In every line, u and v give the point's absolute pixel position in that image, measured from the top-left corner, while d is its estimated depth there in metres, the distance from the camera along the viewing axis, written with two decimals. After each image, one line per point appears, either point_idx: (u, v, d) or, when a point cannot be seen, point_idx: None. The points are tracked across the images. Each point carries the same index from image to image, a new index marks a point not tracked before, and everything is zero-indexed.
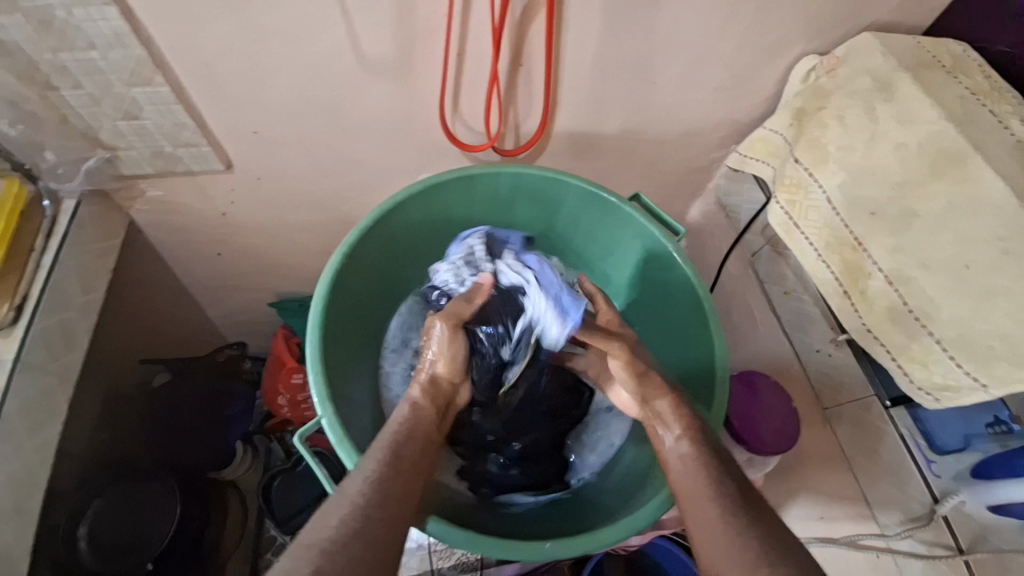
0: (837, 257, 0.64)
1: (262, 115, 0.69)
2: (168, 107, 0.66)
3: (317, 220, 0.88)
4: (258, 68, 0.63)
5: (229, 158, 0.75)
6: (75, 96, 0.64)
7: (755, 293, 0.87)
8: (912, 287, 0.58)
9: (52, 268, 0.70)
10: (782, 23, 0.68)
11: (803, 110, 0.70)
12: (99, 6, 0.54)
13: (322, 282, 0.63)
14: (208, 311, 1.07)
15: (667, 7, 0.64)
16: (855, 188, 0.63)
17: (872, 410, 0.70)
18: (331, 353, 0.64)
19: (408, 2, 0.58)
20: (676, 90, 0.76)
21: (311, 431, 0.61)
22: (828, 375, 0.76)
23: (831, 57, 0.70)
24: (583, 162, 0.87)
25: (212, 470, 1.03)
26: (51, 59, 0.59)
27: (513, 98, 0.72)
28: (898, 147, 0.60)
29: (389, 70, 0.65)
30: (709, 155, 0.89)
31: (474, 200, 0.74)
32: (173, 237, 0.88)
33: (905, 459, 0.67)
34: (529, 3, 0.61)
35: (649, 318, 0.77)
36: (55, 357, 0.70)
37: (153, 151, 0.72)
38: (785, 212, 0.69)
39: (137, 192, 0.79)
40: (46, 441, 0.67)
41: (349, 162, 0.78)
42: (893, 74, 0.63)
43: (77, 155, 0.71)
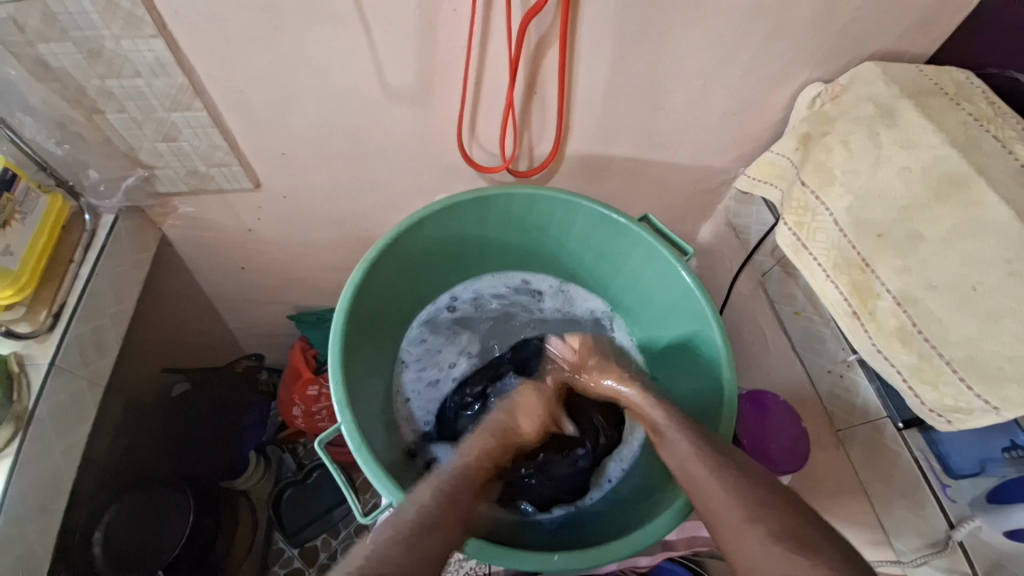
0: (846, 277, 0.64)
1: (289, 137, 0.73)
2: (204, 129, 0.70)
3: (337, 237, 0.92)
4: (287, 94, 0.67)
5: (258, 176, 0.79)
6: (119, 118, 0.68)
7: (765, 313, 0.88)
8: (920, 308, 0.58)
9: (88, 279, 0.74)
10: (787, 52, 0.70)
11: (809, 135, 0.71)
12: (146, 39, 0.59)
13: (343, 298, 0.65)
14: (229, 322, 1.11)
15: (674, 38, 0.67)
16: (861, 210, 0.64)
17: (883, 431, 0.70)
18: (351, 365, 0.66)
19: (429, 33, 0.62)
20: (684, 115, 0.78)
21: (332, 436, 0.62)
22: (839, 396, 0.76)
23: (835, 84, 0.72)
24: (595, 184, 0.89)
25: (224, 479, 1.05)
26: (99, 85, 0.64)
27: (527, 122, 0.76)
28: (902, 171, 0.61)
29: (410, 97, 0.69)
30: (719, 177, 0.91)
31: (490, 218, 0.76)
32: (200, 250, 0.92)
33: (918, 482, 0.66)
34: (543, 35, 0.64)
35: (639, 292, 0.79)
36: (87, 363, 0.73)
37: (187, 170, 0.76)
38: (794, 233, 0.70)
39: (170, 208, 0.83)
40: (74, 444, 0.69)
41: (370, 182, 0.82)
42: (895, 100, 0.65)
43: (117, 173, 0.75)
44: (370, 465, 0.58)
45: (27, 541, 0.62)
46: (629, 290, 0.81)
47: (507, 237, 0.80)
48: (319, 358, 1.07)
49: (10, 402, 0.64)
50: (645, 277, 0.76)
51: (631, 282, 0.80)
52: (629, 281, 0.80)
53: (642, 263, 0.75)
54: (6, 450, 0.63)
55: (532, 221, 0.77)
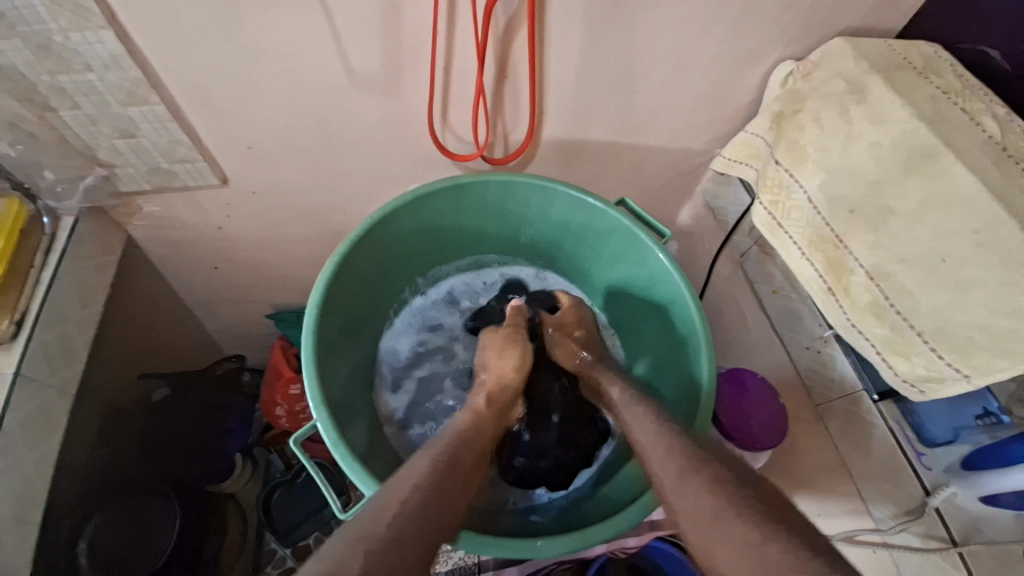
0: (820, 254, 0.65)
1: (255, 130, 0.71)
2: (164, 125, 0.68)
3: (312, 232, 0.90)
4: (250, 85, 0.65)
5: (225, 172, 0.77)
6: (73, 116, 0.65)
7: (745, 293, 0.88)
8: (892, 282, 0.59)
9: (51, 284, 0.71)
10: (757, 30, 0.70)
11: (781, 114, 0.72)
12: (95, 30, 0.56)
13: (316, 293, 0.63)
14: (206, 324, 1.09)
15: (645, 18, 0.66)
16: (834, 187, 0.64)
17: (860, 404, 0.71)
18: (326, 359, 0.65)
19: (395, 18, 0.60)
20: (659, 97, 0.78)
21: (306, 435, 0.61)
22: (818, 372, 0.77)
23: (807, 62, 0.72)
24: (572, 169, 0.88)
25: (211, 483, 1.03)
26: (49, 81, 0.61)
27: (500, 108, 0.74)
28: (873, 146, 0.62)
29: (378, 85, 0.67)
30: (695, 159, 0.90)
31: (465, 206, 0.75)
32: (170, 250, 0.89)
33: (894, 452, 0.68)
34: (512, 17, 0.63)
35: (588, 246, 0.79)
36: (54, 371, 0.71)
37: (150, 167, 0.73)
38: (769, 212, 0.71)
39: (135, 208, 0.80)
40: (46, 455, 0.67)
41: (342, 174, 0.80)
42: (865, 76, 0.65)
43: (75, 173, 0.72)
44: (349, 462, 0.57)
45: (3, 555, 0.60)
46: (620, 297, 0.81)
47: (483, 225, 0.79)
48: (300, 356, 1.05)
49: None
50: (592, 233, 0.76)
51: (580, 239, 0.79)
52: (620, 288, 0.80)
53: (583, 219, 0.75)
54: None
55: (509, 208, 0.76)
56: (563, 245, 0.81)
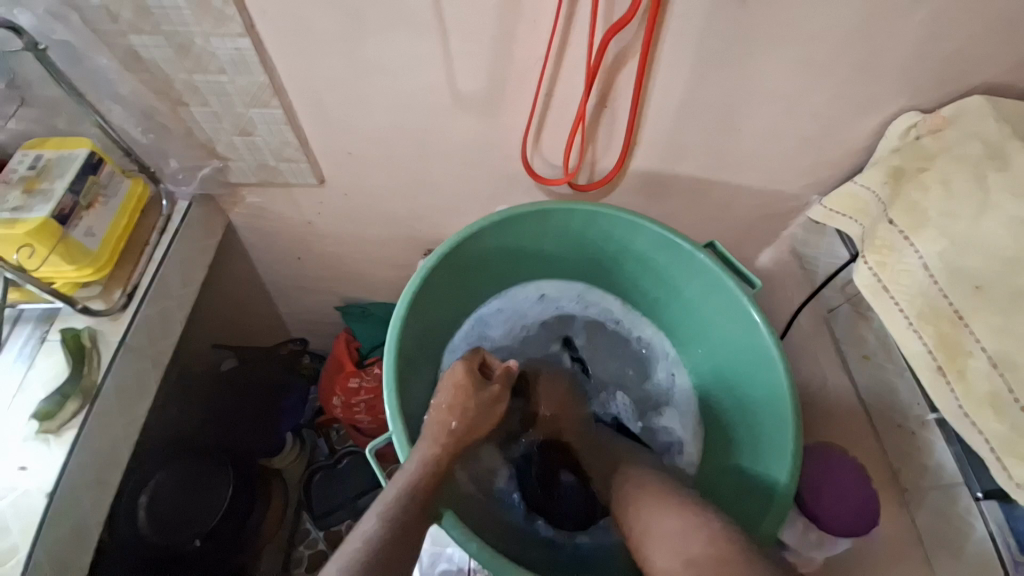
0: (932, 328, 0.59)
1: (356, 137, 0.74)
2: (278, 127, 0.72)
3: (391, 235, 0.93)
4: (360, 97, 0.68)
5: (323, 174, 0.81)
6: (201, 112, 0.71)
7: (827, 352, 0.82)
8: (1019, 373, 0.53)
9: (161, 262, 0.78)
10: (880, 80, 0.66)
11: (901, 170, 0.66)
12: (233, 37, 0.61)
13: (400, 305, 0.65)
14: (280, 307, 1.15)
15: (758, 59, 0.63)
16: (958, 257, 0.59)
17: (958, 501, 0.64)
18: (403, 370, 0.66)
19: (505, 44, 0.61)
20: (758, 140, 0.75)
21: (381, 445, 0.61)
22: (907, 453, 0.70)
23: (935, 116, 0.66)
24: (655, 202, 0.86)
25: (263, 457, 1.08)
26: (186, 79, 0.67)
27: (593, 135, 0.74)
28: (1011, 221, 0.56)
29: (477, 105, 0.68)
30: (788, 205, 0.86)
31: (546, 231, 0.74)
32: (261, 238, 0.95)
33: (989, 556, 0.61)
34: (621, 51, 0.62)
35: (653, 276, 0.77)
36: (153, 343, 0.77)
37: (258, 163, 0.78)
38: (874, 274, 0.65)
39: (238, 197, 0.86)
40: (135, 419, 0.73)
41: (429, 185, 0.82)
42: (1006, 141, 0.59)
43: (194, 162, 0.79)
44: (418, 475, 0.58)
45: (87, 506, 0.66)
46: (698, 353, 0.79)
47: (562, 251, 0.79)
48: (361, 350, 1.08)
49: (82, 375, 0.68)
50: (660, 264, 0.74)
51: (645, 270, 0.77)
52: (701, 346, 0.78)
53: (648, 250, 0.73)
54: (72, 424, 0.66)
55: (591, 237, 0.75)
56: (634, 275, 0.79)
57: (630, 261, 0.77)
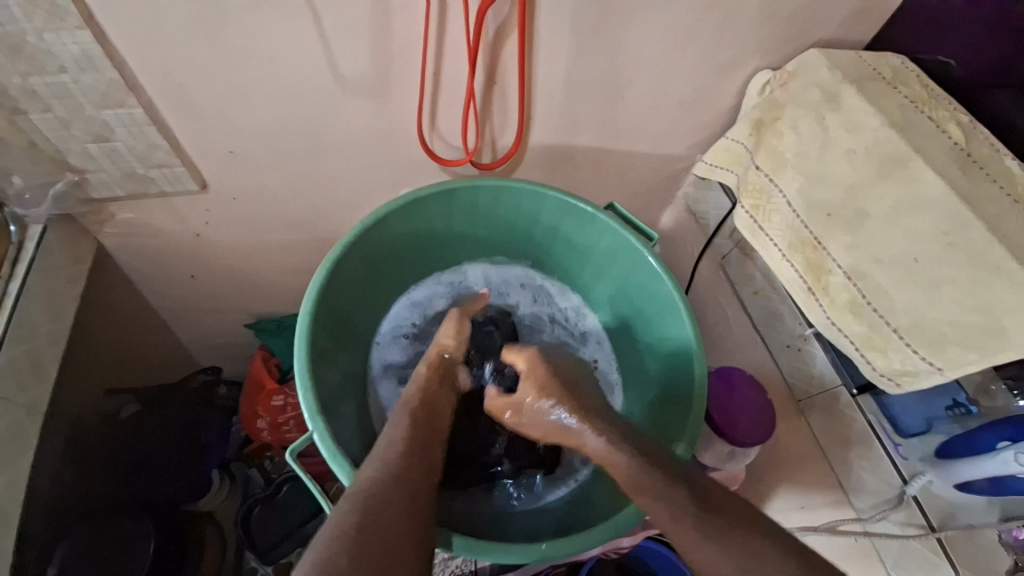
0: (800, 256, 0.67)
1: (238, 135, 0.69)
2: (141, 128, 0.65)
3: (295, 238, 0.88)
4: (236, 90, 0.64)
5: (204, 178, 0.74)
6: (44, 120, 0.62)
7: (726, 294, 0.91)
8: (868, 282, 0.62)
9: (18, 296, 0.69)
10: (737, 41, 0.73)
11: (761, 121, 0.74)
12: (72, 31, 0.54)
13: (306, 301, 0.62)
14: (181, 335, 1.04)
15: (631, 29, 0.68)
16: (812, 192, 0.67)
17: (840, 399, 0.74)
18: (319, 369, 0.63)
19: (385, 24, 0.60)
20: (643, 106, 0.80)
21: (304, 446, 0.59)
22: (798, 369, 0.80)
23: (783, 72, 0.75)
24: (559, 174, 0.89)
25: (188, 501, 1.00)
26: (20, 83, 0.58)
27: (488, 113, 0.75)
28: (848, 152, 0.65)
29: (366, 90, 0.67)
30: (676, 165, 0.93)
31: (453, 210, 0.74)
32: (144, 259, 0.85)
33: (871, 441, 0.71)
34: (502, 25, 0.64)
35: (563, 242, 0.80)
36: (25, 389, 0.67)
37: (125, 173, 0.70)
38: (750, 216, 0.72)
39: (107, 215, 0.77)
40: (19, 476, 0.64)
41: (326, 180, 0.78)
42: (839, 86, 0.68)
43: (44, 179, 0.69)
44: (346, 472, 0.56)
45: None
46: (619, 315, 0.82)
47: (472, 229, 0.79)
48: (282, 366, 1.02)
49: None
50: (566, 230, 0.77)
51: (554, 238, 0.80)
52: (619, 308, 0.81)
53: (553, 217, 0.76)
54: None
55: (499, 212, 0.76)
56: (544, 244, 0.82)
57: (538, 232, 0.79)
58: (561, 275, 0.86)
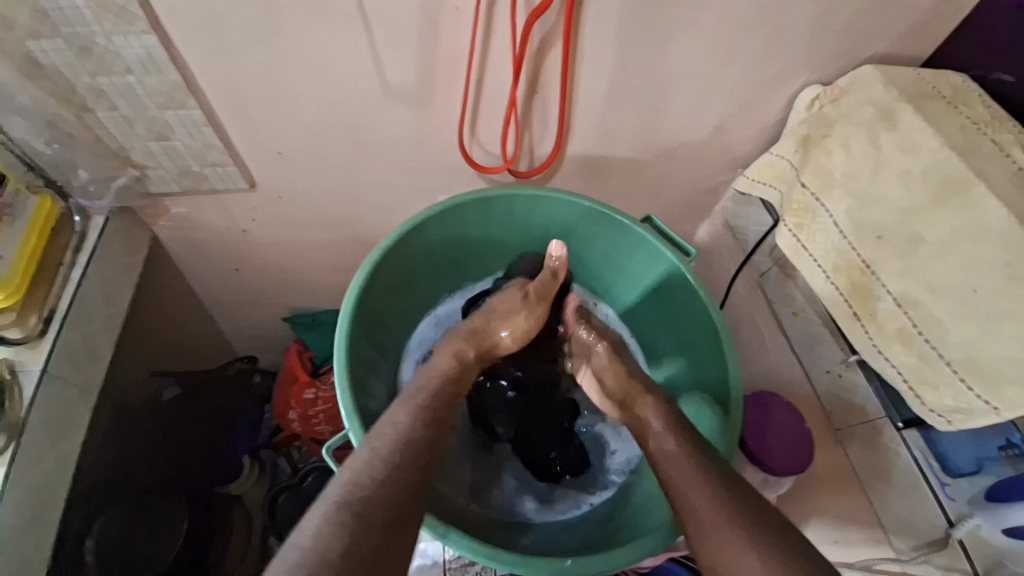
0: (845, 278, 0.65)
1: (285, 137, 0.72)
2: (198, 129, 0.69)
3: (333, 237, 0.90)
4: (286, 94, 0.66)
5: (253, 177, 0.78)
6: (110, 117, 0.67)
7: (763, 313, 0.88)
8: (921, 310, 0.59)
9: (80, 282, 0.73)
10: (786, 55, 0.71)
11: (809, 138, 0.72)
12: (139, 35, 0.57)
13: (346, 300, 0.64)
14: (221, 324, 1.09)
15: (676, 40, 0.67)
16: (862, 213, 0.64)
17: (882, 431, 0.71)
18: (354, 369, 0.65)
19: (430, 33, 0.61)
20: (685, 118, 0.79)
21: (338, 443, 0.61)
22: (838, 396, 0.77)
23: (834, 87, 0.72)
24: (594, 184, 0.89)
25: (218, 485, 1.04)
26: (90, 83, 0.62)
27: (528, 122, 0.75)
28: (903, 174, 0.62)
29: (409, 96, 0.68)
30: (716, 179, 0.91)
31: (490, 217, 0.75)
32: (191, 251, 0.90)
33: (917, 480, 0.67)
34: (545, 36, 0.64)
35: (599, 253, 0.79)
36: (80, 369, 0.72)
37: (180, 170, 0.74)
38: (794, 235, 0.70)
39: (162, 209, 0.81)
40: (69, 451, 0.68)
41: (367, 183, 0.81)
42: (894, 104, 0.65)
43: (107, 173, 0.74)
44: None
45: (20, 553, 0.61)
46: (651, 331, 0.81)
47: (507, 236, 0.79)
48: (315, 360, 1.05)
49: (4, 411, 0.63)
50: (605, 241, 0.77)
51: (590, 248, 0.79)
52: (652, 323, 0.80)
53: (590, 229, 0.76)
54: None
55: (534, 221, 0.77)
56: (579, 255, 0.81)
57: (575, 241, 0.79)
58: (595, 286, 0.85)
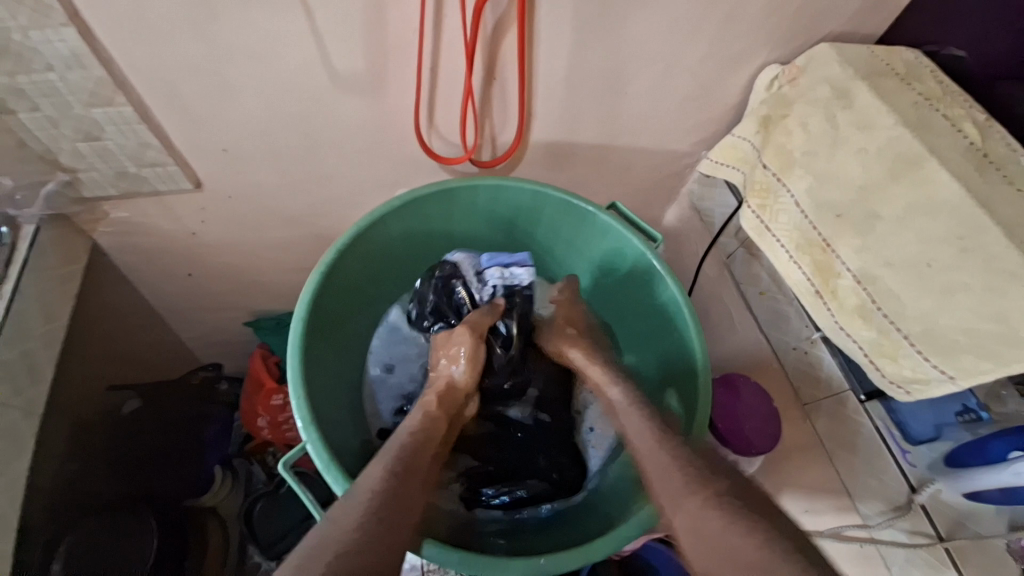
0: (807, 257, 0.66)
1: (230, 133, 0.68)
2: (132, 127, 0.64)
3: (291, 236, 0.86)
4: (226, 87, 0.62)
5: (199, 176, 0.73)
6: (32, 118, 0.61)
7: (731, 294, 0.89)
8: (879, 286, 0.60)
9: (12, 298, 0.68)
10: (746, 34, 0.70)
11: (768, 118, 0.72)
12: (55, 27, 0.52)
13: (300, 305, 0.61)
14: (180, 332, 1.04)
15: (636, 18, 0.65)
16: (820, 192, 0.65)
17: (847, 404, 0.72)
18: (312, 375, 0.62)
19: (381, 16, 0.57)
20: (648, 101, 0.78)
21: (296, 457, 0.59)
22: (805, 372, 0.78)
23: (791, 67, 0.73)
24: (559, 171, 0.87)
25: (189, 497, 0.97)
26: (5, 81, 0.57)
27: (488, 110, 0.73)
28: (860, 152, 0.62)
29: (361, 86, 0.65)
30: (681, 161, 0.90)
31: (453, 210, 0.73)
32: (140, 259, 0.85)
33: (880, 449, 0.69)
34: (502, 18, 0.61)
35: (569, 243, 0.78)
36: (20, 392, 0.67)
37: (117, 172, 0.69)
38: (757, 216, 0.71)
39: (101, 214, 0.76)
40: (14, 480, 0.63)
41: (322, 178, 0.77)
42: (848, 83, 0.65)
43: (34, 179, 0.68)
44: (340, 482, 0.55)
45: None
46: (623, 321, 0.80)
47: (471, 227, 0.77)
48: (282, 365, 1.01)
49: None
50: (572, 226, 0.75)
51: (560, 235, 0.78)
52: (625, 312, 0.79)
53: (554, 215, 0.74)
54: None
55: (498, 212, 0.75)
56: (548, 244, 0.80)
57: (544, 229, 0.77)
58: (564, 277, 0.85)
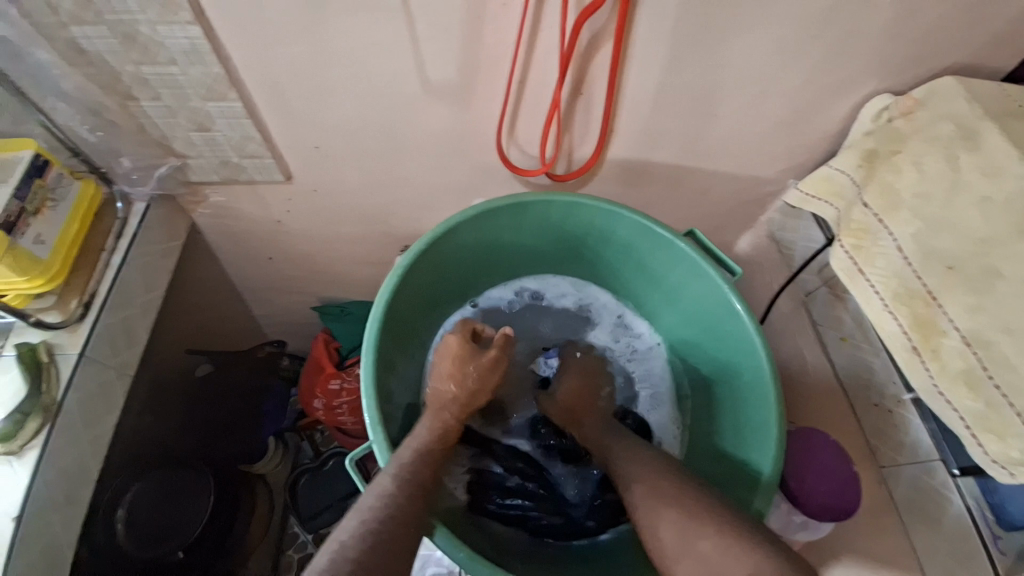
0: (906, 309, 0.60)
1: (322, 131, 0.71)
2: (238, 121, 0.69)
3: (364, 232, 0.90)
4: (323, 88, 0.65)
5: (290, 169, 0.78)
6: (153, 107, 0.67)
7: (807, 334, 0.83)
8: (993, 352, 0.53)
9: (118, 268, 0.74)
10: (854, 61, 0.65)
11: (875, 152, 0.66)
12: (182, 26, 0.57)
13: (375, 307, 0.63)
14: (253, 309, 1.11)
15: (735, 40, 0.62)
16: (930, 239, 0.59)
17: (935, 475, 0.66)
18: (382, 375, 0.65)
19: (476, 28, 0.58)
20: (736, 126, 0.74)
21: (362, 453, 0.61)
22: (884, 431, 0.71)
23: (906, 99, 0.66)
24: (634, 189, 0.85)
25: (245, 462, 1.03)
26: (134, 72, 0.63)
27: (570, 123, 0.72)
28: (982, 201, 0.56)
29: (447, 94, 0.66)
30: (765, 188, 0.85)
31: (526, 223, 0.73)
32: (228, 239, 0.91)
33: (967, 529, 0.63)
34: (596, 35, 0.60)
35: (636, 266, 0.77)
36: (116, 353, 0.73)
37: (220, 160, 0.75)
38: (850, 257, 0.66)
39: (201, 197, 0.83)
40: (101, 432, 0.70)
41: (400, 179, 0.79)
42: (979, 121, 0.59)
43: (149, 162, 0.75)
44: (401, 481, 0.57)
45: (53, 530, 0.63)
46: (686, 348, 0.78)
47: (540, 242, 0.77)
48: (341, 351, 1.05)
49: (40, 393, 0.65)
50: (643, 250, 0.73)
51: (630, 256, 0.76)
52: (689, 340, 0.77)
53: (627, 238, 0.72)
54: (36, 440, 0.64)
55: (570, 228, 0.74)
56: (616, 264, 0.79)
57: (614, 249, 0.76)
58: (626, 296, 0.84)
